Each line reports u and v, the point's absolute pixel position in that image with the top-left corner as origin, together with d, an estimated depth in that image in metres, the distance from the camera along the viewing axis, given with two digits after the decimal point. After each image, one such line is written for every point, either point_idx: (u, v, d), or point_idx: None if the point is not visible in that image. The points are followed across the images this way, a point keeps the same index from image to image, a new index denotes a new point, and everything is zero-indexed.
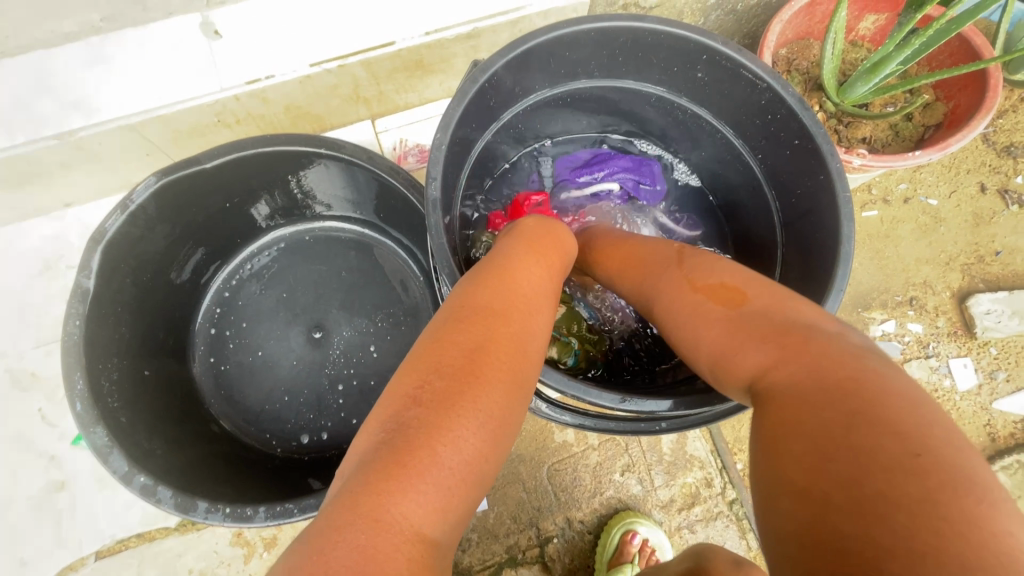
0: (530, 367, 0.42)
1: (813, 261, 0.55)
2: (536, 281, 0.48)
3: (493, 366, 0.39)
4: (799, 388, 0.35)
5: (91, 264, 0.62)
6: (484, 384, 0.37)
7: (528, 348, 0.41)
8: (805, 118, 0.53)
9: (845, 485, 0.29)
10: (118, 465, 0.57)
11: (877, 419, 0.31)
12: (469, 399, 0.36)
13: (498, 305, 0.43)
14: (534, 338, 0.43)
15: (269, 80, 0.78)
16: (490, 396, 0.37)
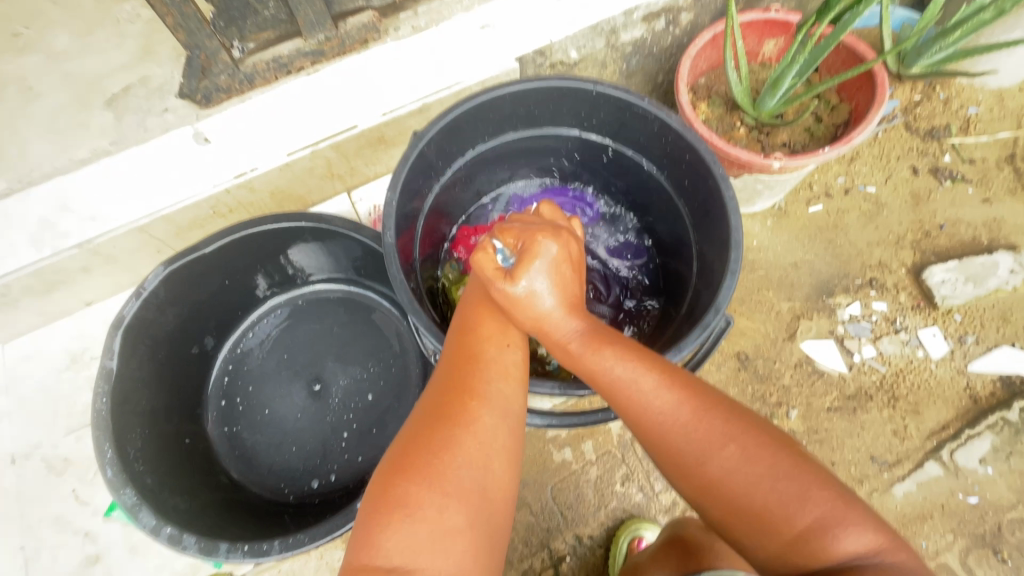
0: (482, 402, 0.51)
1: (715, 251, 0.62)
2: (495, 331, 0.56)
3: (452, 407, 0.51)
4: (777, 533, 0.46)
5: (113, 347, 0.72)
6: (440, 425, 0.50)
7: (475, 391, 0.52)
8: (688, 136, 0.63)
9: None
10: (147, 520, 0.64)
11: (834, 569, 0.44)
12: (429, 440, 0.49)
13: (462, 353, 0.55)
14: (489, 377, 0.53)
15: (253, 172, 0.93)
16: (441, 440, 0.49)
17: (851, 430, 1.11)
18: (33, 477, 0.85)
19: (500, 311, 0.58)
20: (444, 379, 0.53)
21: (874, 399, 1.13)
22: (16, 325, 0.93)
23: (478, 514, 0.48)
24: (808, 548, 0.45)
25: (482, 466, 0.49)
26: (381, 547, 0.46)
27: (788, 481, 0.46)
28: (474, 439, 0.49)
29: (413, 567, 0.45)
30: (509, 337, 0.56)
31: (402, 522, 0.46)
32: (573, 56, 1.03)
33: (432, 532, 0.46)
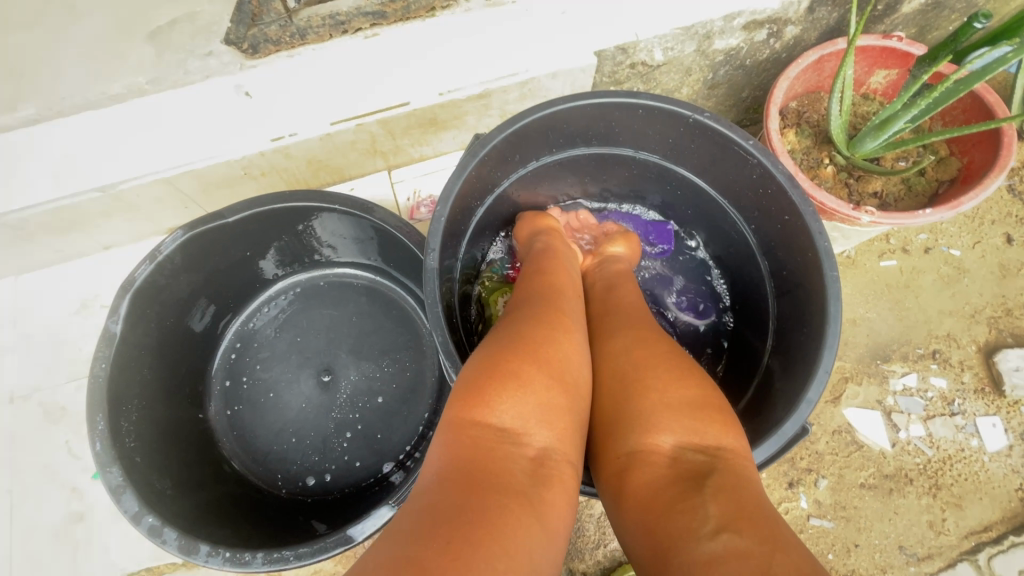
0: (573, 321, 0.55)
1: (800, 340, 0.54)
2: (573, 287, 0.61)
3: (551, 313, 0.54)
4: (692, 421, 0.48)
5: (120, 310, 0.68)
6: (547, 324, 0.53)
7: (569, 307, 0.56)
8: (794, 194, 0.53)
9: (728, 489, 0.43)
10: (129, 506, 0.61)
11: (725, 470, 0.45)
12: (536, 330, 0.51)
13: (546, 280, 0.59)
14: (575, 307, 0.58)
15: (292, 138, 0.83)
16: (541, 336, 0.51)
17: (883, 513, 1.02)
18: (31, 421, 0.83)
19: (568, 262, 0.64)
20: (536, 292, 0.57)
21: (914, 483, 1.03)
22: (31, 260, 0.89)
23: (574, 406, 0.49)
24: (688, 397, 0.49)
25: (581, 364, 0.52)
26: (492, 410, 0.45)
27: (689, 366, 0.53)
28: (574, 343, 0.53)
29: (526, 438, 0.45)
30: (574, 285, 0.61)
31: (512, 393, 0.46)
32: (658, 58, 0.91)
33: (541, 404, 0.47)
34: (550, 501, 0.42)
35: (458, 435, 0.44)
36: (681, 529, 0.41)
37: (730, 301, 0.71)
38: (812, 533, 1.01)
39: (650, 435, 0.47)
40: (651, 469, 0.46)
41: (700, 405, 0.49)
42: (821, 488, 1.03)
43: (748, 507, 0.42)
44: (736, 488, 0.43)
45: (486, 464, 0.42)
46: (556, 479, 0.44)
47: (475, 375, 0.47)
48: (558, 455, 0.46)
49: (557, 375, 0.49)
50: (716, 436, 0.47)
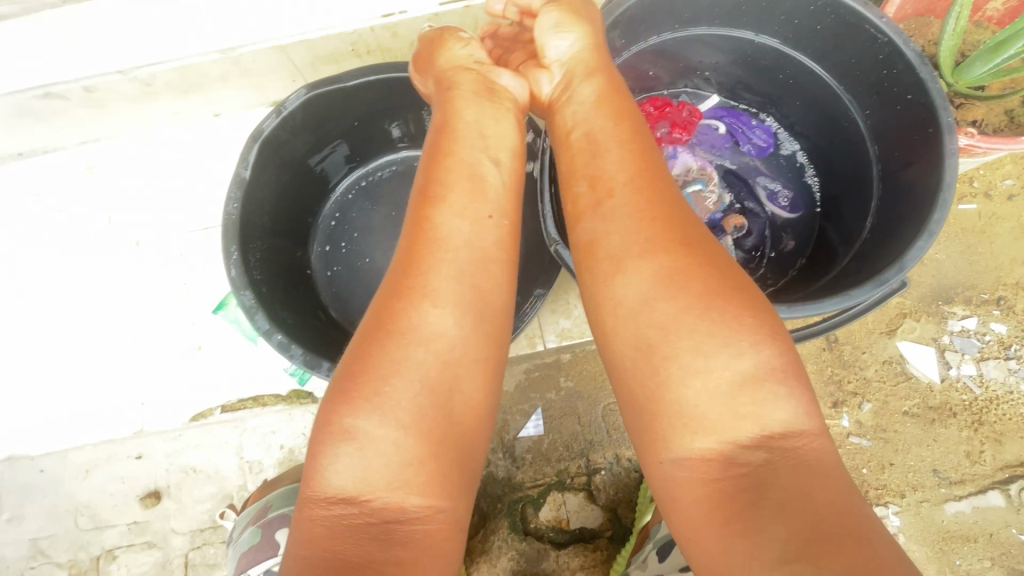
0: (446, 312, 0.51)
1: (905, 213, 0.56)
2: (472, 230, 0.54)
3: (398, 322, 0.50)
4: (720, 417, 0.46)
5: (250, 156, 0.74)
6: (387, 344, 0.50)
7: (435, 292, 0.52)
8: (921, 72, 0.54)
9: (787, 501, 0.43)
10: (262, 323, 0.69)
11: (788, 471, 0.44)
12: (375, 356, 0.49)
13: (424, 252, 0.53)
14: (455, 283, 0.52)
15: (402, 16, 0.86)
16: (383, 364, 0.49)
17: (922, 439, 1.06)
18: (153, 263, 0.93)
19: (474, 158, 0.57)
20: (397, 285, 0.52)
21: (957, 416, 1.07)
22: (152, 118, 0.97)
23: (437, 423, 0.48)
24: (699, 385, 0.47)
25: (450, 367, 0.50)
26: (331, 477, 0.47)
27: (692, 310, 0.48)
28: (424, 349, 0.50)
29: (371, 500, 0.47)
30: (478, 207, 0.56)
31: (352, 450, 0.47)
32: None
33: (384, 457, 0.47)
34: (413, 562, 0.45)
35: (310, 513, 0.47)
36: (743, 551, 0.43)
37: (820, 202, 0.74)
38: (849, 450, 1.07)
39: (683, 441, 0.47)
40: (697, 486, 0.46)
41: (734, 401, 0.46)
42: (864, 411, 1.07)
43: (819, 522, 0.42)
44: (798, 502, 0.43)
45: (336, 539, 0.45)
46: (414, 534, 0.46)
47: (316, 439, 0.48)
48: (424, 505, 0.47)
49: (411, 402, 0.48)
50: (774, 423, 0.46)
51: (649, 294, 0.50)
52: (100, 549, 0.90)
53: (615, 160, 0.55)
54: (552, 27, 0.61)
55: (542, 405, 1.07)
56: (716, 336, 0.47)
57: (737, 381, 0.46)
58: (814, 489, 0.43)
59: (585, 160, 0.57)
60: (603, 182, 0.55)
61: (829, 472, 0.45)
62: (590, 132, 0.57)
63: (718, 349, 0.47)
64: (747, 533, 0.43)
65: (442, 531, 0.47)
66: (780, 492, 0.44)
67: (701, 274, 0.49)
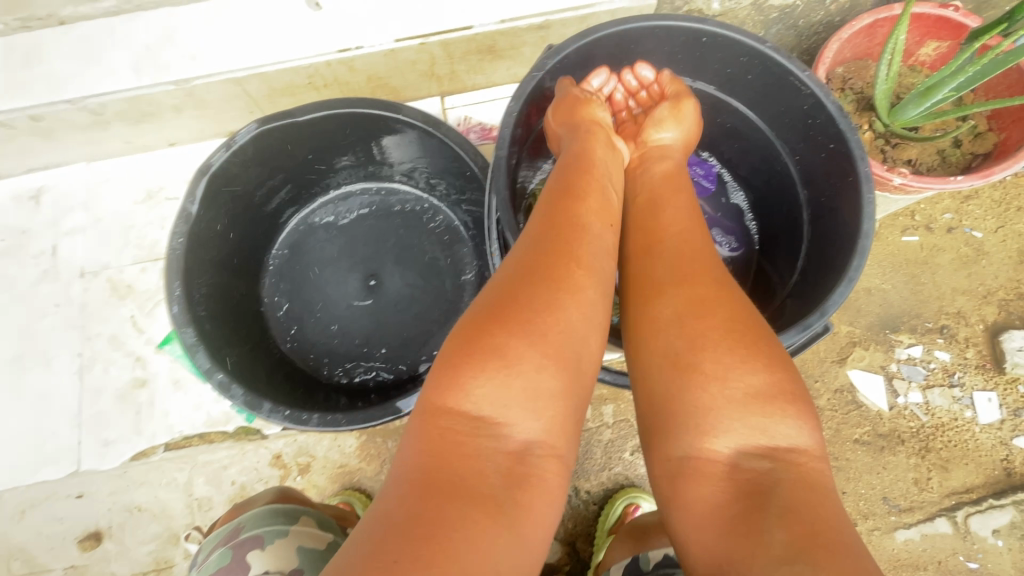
0: (585, 270, 0.56)
1: (831, 257, 0.59)
2: (598, 227, 0.59)
3: (572, 274, 0.55)
4: (739, 422, 0.50)
5: (196, 191, 0.73)
6: (582, 311, 0.53)
7: (585, 259, 0.56)
8: (841, 123, 0.57)
9: (790, 507, 0.45)
10: (202, 362, 0.67)
11: (793, 483, 0.47)
12: (546, 309, 0.52)
13: (560, 215, 0.58)
14: (597, 253, 0.57)
15: (358, 50, 0.87)
16: (534, 302, 0.53)
17: (873, 466, 1.08)
18: (100, 295, 0.90)
19: (604, 184, 0.63)
20: (543, 236, 0.57)
21: (905, 444, 1.10)
22: (103, 147, 0.95)
23: (570, 373, 0.52)
24: (731, 393, 0.50)
25: (585, 327, 0.54)
26: (464, 397, 0.50)
27: (724, 334, 0.52)
28: (574, 300, 0.54)
29: (493, 421, 0.49)
30: (606, 218, 0.60)
31: (493, 375, 0.50)
32: (715, 7, 0.93)
33: (524, 390, 0.50)
34: (523, 502, 0.47)
35: (430, 423, 0.50)
36: (746, 548, 0.45)
37: (760, 247, 0.74)
38: None
39: (705, 440, 0.50)
40: (710, 479, 0.49)
41: (754, 407, 0.50)
42: None
43: (819, 529, 0.44)
44: (800, 508, 0.45)
45: (447, 456, 0.47)
46: (532, 476, 0.49)
47: (442, 363, 0.52)
48: (539, 446, 0.50)
49: (544, 356, 0.51)
50: (781, 435, 0.49)
51: (682, 319, 0.54)
52: None
53: (684, 208, 0.61)
54: (656, 120, 0.68)
55: None
56: (757, 356, 0.51)
57: (760, 390, 0.50)
58: (816, 500, 0.46)
59: (652, 206, 0.63)
60: (674, 223, 0.61)
61: (831, 496, 0.47)
62: (657, 185, 0.64)
63: (744, 366, 0.51)
64: (750, 531, 0.45)
65: (555, 482, 0.50)
66: (785, 498, 0.46)
67: (733, 310, 0.54)
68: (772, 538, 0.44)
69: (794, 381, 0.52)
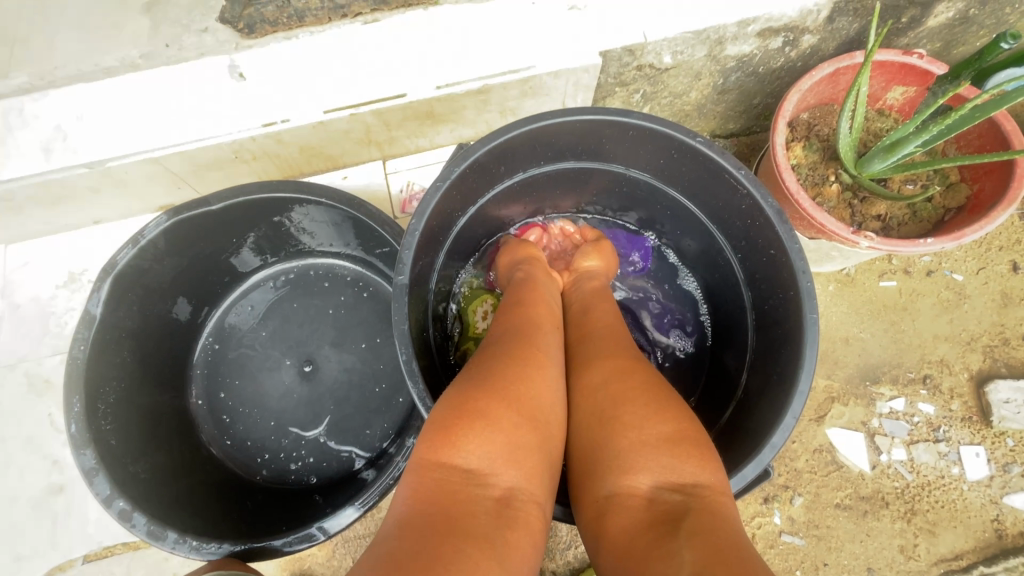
0: (545, 354, 0.56)
1: (776, 381, 0.54)
2: (552, 329, 0.59)
3: (530, 348, 0.55)
4: (665, 464, 0.46)
5: (101, 292, 0.68)
6: (536, 375, 0.52)
7: (545, 342, 0.57)
8: (781, 230, 0.52)
9: (703, 533, 0.41)
10: (102, 488, 0.62)
11: (707, 516, 0.43)
12: (516, 369, 0.52)
13: (518, 308, 0.60)
14: (551, 338, 0.58)
15: (284, 124, 0.82)
16: (507, 370, 0.52)
17: (856, 533, 1.02)
18: (16, 391, 0.84)
19: (549, 295, 0.64)
20: (506, 322, 0.59)
21: (890, 507, 1.04)
22: (20, 230, 0.89)
23: (541, 443, 0.49)
24: (662, 441, 0.48)
25: (553, 400, 0.52)
26: (459, 451, 0.46)
27: (657, 396, 0.51)
28: (541, 373, 0.53)
29: (491, 483, 0.45)
30: (552, 318, 0.61)
31: (479, 433, 0.47)
32: (666, 61, 0.88)
33: (504, 441, 0.47)
34: (511, 541, 0.42)
35: (423, 478, 0.45)
36: (658, 573, 0.39)
37: (709, 332, 0.72)
38: (783, 549, 1.02)
39: (626, 477, 0.47)
40: (629, 513, 0.45)
41: (679, 447, 0.47)
42: (796, 505, 1.03)
43: (730, 557, 0.39)
44: (713, 536, 0.41)
45: (427, 495, 0.43)
46: (520, 519, 0.44)
47: (434, 420, 0.49)
48: (524, 496, 0.46)
49: (521, 422, 0.49)
50: (691, 473, 0.46)
51: (619, 384, 0.53)
52: None
53: (612, 309, 0.64)
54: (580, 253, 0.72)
55: None
56: (685, 417, 0.50)
57: (680, 434, 0.48)
58: (725, 530, 0.42)
59: (592, 307, 0.64)
60: (616, 318, 0.62)
61: (741, 533, 0.42)
62: (593, 297, 0.66)
63: (673, 420, 0.49)
64: (664, 559, 0.40)
65: (538, 524, 0.45)
66: (699, 525, 0.42)
67: (669, 390, 0.53)
68: (684, 562, 0.39)
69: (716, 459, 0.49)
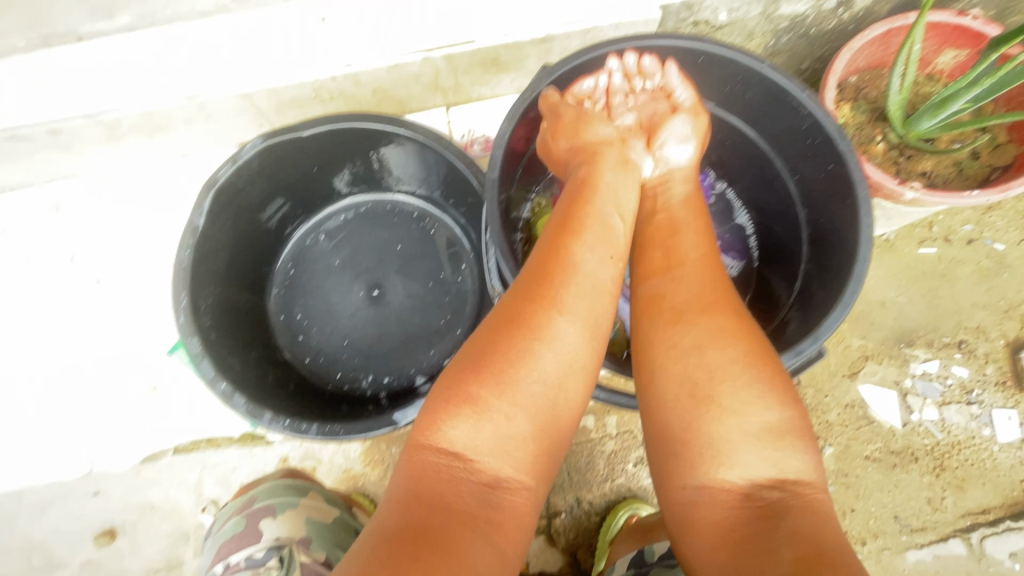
0: (567, 312, 0.56)
1: (829, 279, 0.60)
2: (599, 263, 0.59)
3: (546, 313, 0.56)
4: (756, 458, 0.53)
5: (203, 205, 0.75)
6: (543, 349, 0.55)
7: (572, 296, 0.57)
8: (839, 142, 0.59)
9: (797, 530, 0.49)
10: (207, 371, 0.69)
11: (797, 513, 0.50)
12: (518, 346, 0.55)
13: (550, 252, 0.59)
14: (579, 293, 0.57)
15: (362, 66, 0.87)
16: (508, 351, 0.55)
17: (884, 484, 1.06)
18: (113, 302, 0.93)
19: (607, 213, 0.62)
20: (535, 268, 0.59)
21: (919, 462, 1.07)
22: (118, 158, 0.98)
23: (543, 418, 0.55)
24: (750, 435, 0.53)
25: (564, 371, 0.56)
26: (446, 435, 0.53)
27: (746, 379, 0.54)
28: (554, 344, 0.55)
29: (475, 462, 0.53)
30: (609, 251, 0.60)
31: (472, 418, 0.53)
32: (722, 16, 0.92)
33: (496, 432, 0.53)
34: (499, 527, 0.52)
35: (417, 459, 0.53)
36: (755, 565, 0.48)
37: (758, 260, 0.75)
38: None
39: (718, 468, 0.53)
40: (721, 505, 0.53)
41: (771, 441, 0.53)
42: (825, 455, 1.07)
43: (826, 552, 0.47)
44: (806, 531, 0.48)
45: (427, 480, 0.52)
46: (502, 505, 0.52)
47: (436, 397, 0.56)
48: (512, 478, 0.53)
49: (524, 402, 0.54)
50: (792, 468, 0.52)
51: (708, 359, 0.55)
52: None
53: (692, 241, 0.63)
54: (676, 135, 0.69)
55: None
56: (778, 401, 0.54)
57: (772, 426, 0.53)
58: (819, 523, 0.49)
59: (661, 245, 0.64)
60: (693, 265, 0.61)
61: (831, 522, 0.50)
62: (677, 215, 0.66)
63: (757, 411, 0.54)
64: (757, 555, 0.49)
65: (524, 507, 0.54)
66: (794, 522, 0.49)
67: (758, 354, 0.56)
68: (778, 557, 0.47)
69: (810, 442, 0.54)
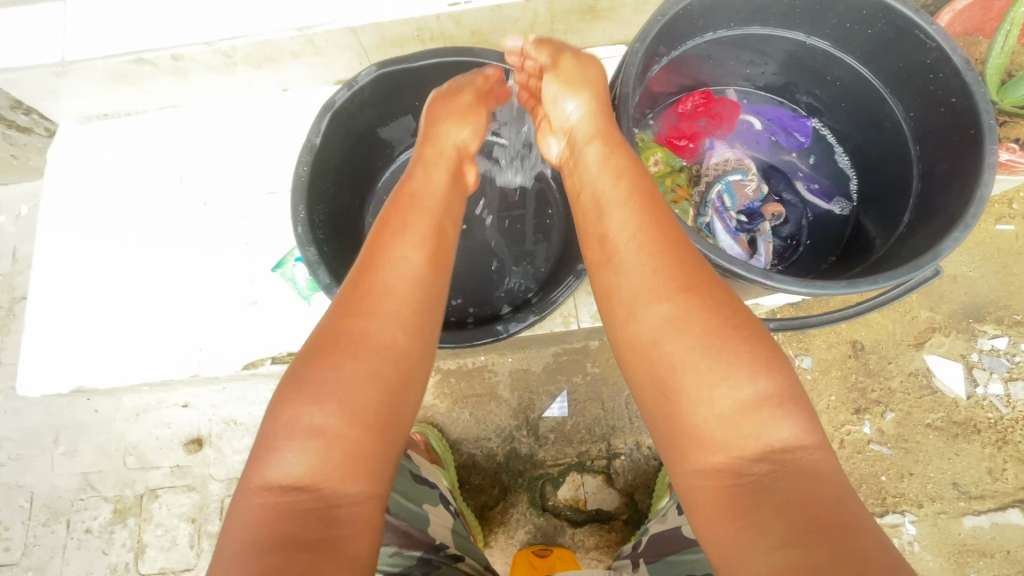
0: (384, 314, 0.54)
1: (946, 205, 0.64)
2: (401, 258, 0.57)
3: (359, 322, 0.53)
4: (728, 438, 0.48)
5: (321, 125, 0.79)
6: (362, 356, 0.51)
7: (388, 298, 0.55)
8: (968, 77, 0.62)
9: (788, 501, 0.44)
10: (322, 276, 0.74)
11: (793, 478, 0.46)
12: (342, 355, 0.51)
13: (366, 261, 0.57)
14: (387, 291, 0.55)
15: (467, 4, 0.92)
16: (336, 363, 0.50)
17: (944, 452, 1.07)
18: (219, 222, 1.00)
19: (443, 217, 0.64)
20: (357, 282, 0.56)
21: (981, 433, 1.07)
22: (226, 88, 1.04)
23: (377, 423, 0.50)
24: (717, 416, 0.48)
25: (387, 373, 0.51)
26: (272, 470, 0.47)
27: (706, 358, 0.49)
28: (378, 350, 0.52)
29: (315, 487, 0.46)
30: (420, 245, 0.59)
31: (299, 441, 0.47)
32: None
33: (321, 455, 0.47)
34: (345, 538, 0.45)
35: (249, 502, 0.46)
36: (747, 543, 0.44)
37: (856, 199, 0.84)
38: (869, 456, 1.08)
39: (695, 456, 0.49)
40: (707, 493, 0.48)
41: (744, 419, 0.48)
42: (886, 420, 1.08)
43: (822, 524, 0.43)
44: (800, 505, 0.44)
45: (266, 516, 0.45)
46: (341, 525, 0.46)
47: (263, 436, 0.49)
48: (356, 495, 0.47)
49: (352, 409, 0.49)
50: (770, 438, 0.47)
51: (665, 346, 0.51)
52: (145, 488, 1.02)
53: (620, 218, 0.59)
54: (553, 98, 0.70)
55: (568, 388, 1.11)
56: (744, 371, 0.48)
57: (748, 401, 0.48)
58: (815, 489, 0.45)
59: (594, 225, 0.61)
60: (630, 241, 0.57)
61: (840, 489, 0.45)
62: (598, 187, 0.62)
63: (728, 386, 0.48)
64: (749, 538, 0.44)
65: (372, 519, 0.47)
66: (785, 492, 0.45)
67: (706, 318, 0.51)
68: (768, 535, 0.44)
69: (797, 398, 0.49)
